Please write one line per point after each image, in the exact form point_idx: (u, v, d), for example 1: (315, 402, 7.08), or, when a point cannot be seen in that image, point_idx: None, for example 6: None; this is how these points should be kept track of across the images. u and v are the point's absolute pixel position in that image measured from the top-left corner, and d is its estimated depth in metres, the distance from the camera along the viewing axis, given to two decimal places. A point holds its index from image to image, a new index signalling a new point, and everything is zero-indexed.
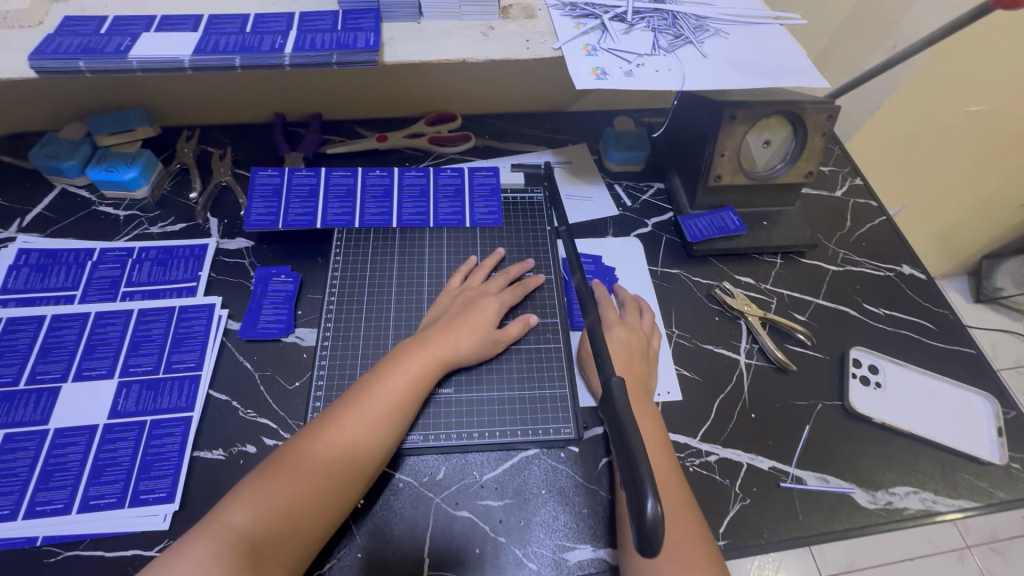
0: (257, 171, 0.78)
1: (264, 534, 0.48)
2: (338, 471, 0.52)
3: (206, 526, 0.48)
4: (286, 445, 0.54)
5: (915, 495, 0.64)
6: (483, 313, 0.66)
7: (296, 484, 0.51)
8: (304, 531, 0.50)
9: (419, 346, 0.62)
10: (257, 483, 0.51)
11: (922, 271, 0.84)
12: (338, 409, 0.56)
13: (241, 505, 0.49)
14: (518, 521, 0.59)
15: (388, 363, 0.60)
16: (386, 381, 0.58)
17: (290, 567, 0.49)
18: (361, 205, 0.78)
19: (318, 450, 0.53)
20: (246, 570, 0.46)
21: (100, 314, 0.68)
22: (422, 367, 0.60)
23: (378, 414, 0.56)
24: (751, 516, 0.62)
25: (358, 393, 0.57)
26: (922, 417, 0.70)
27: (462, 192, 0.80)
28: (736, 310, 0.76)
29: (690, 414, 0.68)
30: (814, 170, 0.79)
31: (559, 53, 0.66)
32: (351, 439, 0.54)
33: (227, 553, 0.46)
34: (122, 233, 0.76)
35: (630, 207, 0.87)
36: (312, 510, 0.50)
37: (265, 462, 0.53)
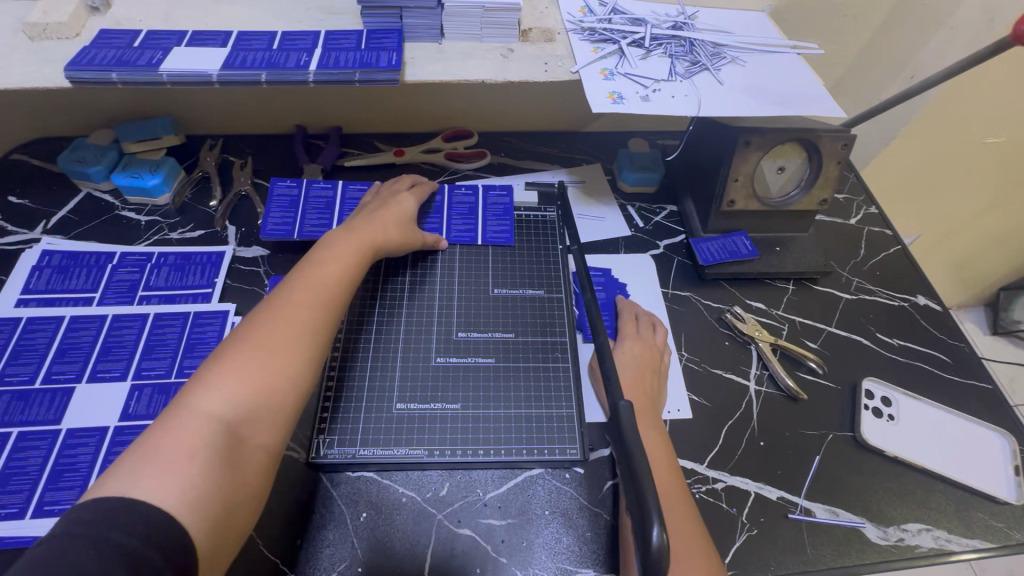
0: (276, 182, 0.80)
1: (236, 417, 0.48)
2: (299, 339, 0.54)
3: (165, 425, 0.46)
4: (233, 336, 0.53)
5: (928, 533, 0.63)
6: (400, 206, 0.74)
7: (251, 357, 0.51)
8: (275, 407, 0.50)
9: (345, 237, 0.66)
10: (213, 371, 0.49)
11: (938, 302, 0.83)
12: (278, 296, 0.57)
13: (205, 394, 0.48)
14: (520, 542, 0.58)
15: (318, 255, 0.63)
16: (324, 267, 0.62)
17: (266, 451, 0.49)
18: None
19: (275, 330, 0.53)
20: (224, 456, 0.46)
21: (117, 317, 0.70)
22: (354, 251, 0.65)
23: (325, 292, 0.59)
24: (757, 547, 0.61)
25: (297, 280, 0.59)
26: (936, 452, 0.68)
27: (476, 211, 0.81)
28: (746, 335, 0.76)
29: (697, 440, 0.68)
30: (828, 198, 0.79)
31: (577, 76, 0.67)
32: (304, 313, 0.56)
33: (202, 437, 0.45)
34: (142, 238, 0.78)
35: (642, 228, 0.87)
36: (283, 386, 0.51)
37: (212, 357, 0.51)
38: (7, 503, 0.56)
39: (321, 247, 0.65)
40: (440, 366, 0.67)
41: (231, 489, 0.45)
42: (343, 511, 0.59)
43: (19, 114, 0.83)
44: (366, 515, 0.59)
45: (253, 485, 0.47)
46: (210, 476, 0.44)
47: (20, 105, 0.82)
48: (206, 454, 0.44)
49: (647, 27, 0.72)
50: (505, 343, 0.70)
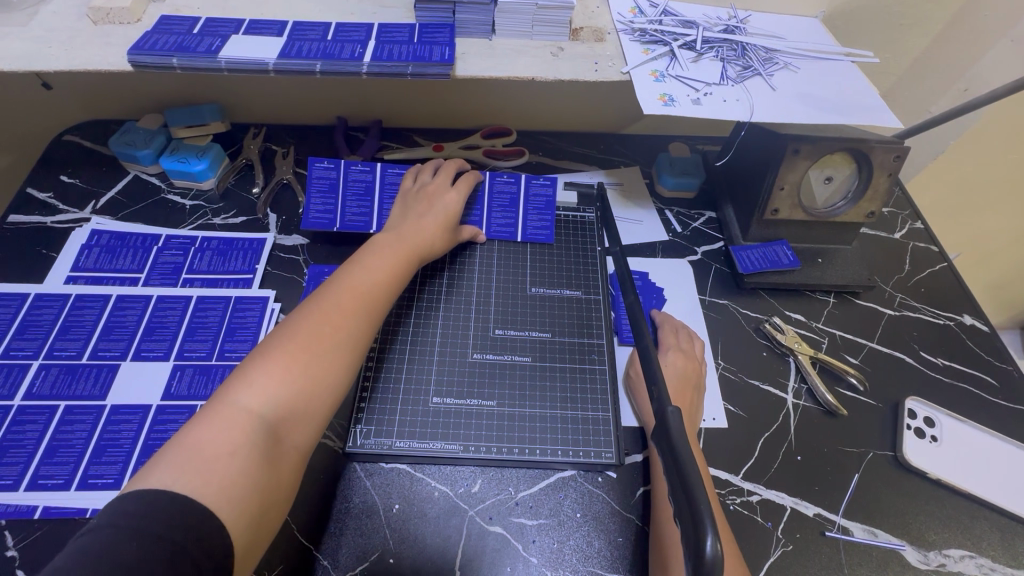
0: (313, 162, 0.77)
1: (278, 416, 0.48)
2: (344, 343, 0.54)
3: (210, 417, 0.46)
4: (278, 332, 0.53)
5: (971, 560, 0.61)
6: (446, 207, 0.73)
7: (294, 358, 0.51)
8: (314, 411, 0.51)
9: (392, 240, 0.66)
10: (258, 367, 0.50)
11: (985, 322, 0.80)
12: (324, 295, 0.57)
13: (251, 390, 0.48)
14: (551, 543, 0.58)
15: (365, 255, 0.63)
16: (372, 268, 0.61)
17: (301, 451, 0.50)
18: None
19: (321, 331, 0.53)
20: (265, 456, 0.46)
21: (161, 298, 0.71)
22: (401, 256, 0.65)
23: (370, 297, 0.59)
24: (793, 565, 0.59)
25: (344, 279, 0.59)
26: (982, 476, 0.66)
27: (517, 202, 0.80)
28: (785, 346, 0.74)
29: (732, 450, 0.66)
30: (876, 211, 0.77)
31: (627, 77, 0.66)
32: (350, 316, 0.56)
33: (246, 434, 0.46)
34: (187, 222, 0.80)
35: (680, 233, 0.86)
36: (325, 391, 0.51)
37: (258, 353, 0.51)
38: (53, 473, 0.57)
39: (371, 245, 0.65)
40: (477, 363, 0.67)
41: (267, 491, 0.45)
42: (376, 502, 0.59)
43: (74, 96, 0.85)
44: (398, 507, 0.59)
45: (286, 486, 0.48)
46: (249, 475, 0.44)
47: (76, 87, 0.84)
48: (248, 454, 0.45)
49: (699, 30, 0.71)
50: (541, 342, 0.70)
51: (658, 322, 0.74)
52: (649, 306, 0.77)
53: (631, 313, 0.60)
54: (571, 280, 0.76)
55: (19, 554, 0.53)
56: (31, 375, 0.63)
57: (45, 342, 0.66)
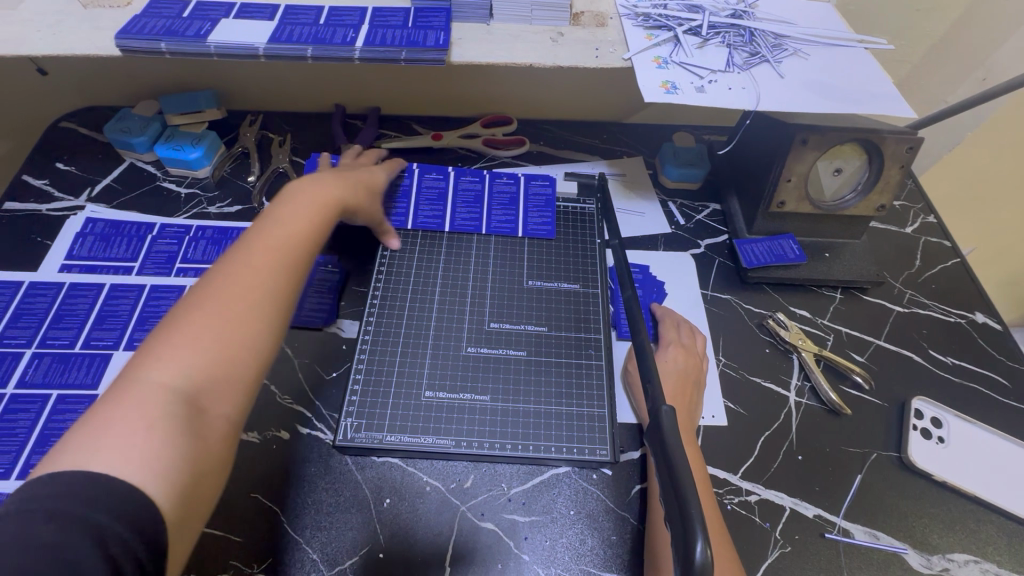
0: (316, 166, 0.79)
1: (199, 383, 0.44)
2: (265, 300, 0.50)
3: (116, 397, 0.41)
4: (187, 300, 0.48)
5: (975, 565, 0.59)
6: (366, 178, 0.71)
7: (207, 322, 0.46)
8: (240, 372, 0.46)
9: (314, 196, 0.62)
10: (169, 337, 0.45)
11: (997, 321, 0.78)
12: (237, 253, 0.53)
13: (161, 361, 0.43)
14: (543, 540, 0.57)
15: (278, 212, 0.59)
16: (288, 221, 0.57)
17: (230, 418, 0.45)
18: (414, 206, 0.78)
19: (238, 290, 0.49)
20: (190, 422, 0.42)
21: (155, 287, 0.70)
22: (323, 211, 0.61)
23: (290, 250, 0.55)
24: (790, 566, 0.58)
25: (258, 236, 0.55)
26: (989, 479, 0.64)
27: (516, 202, 0.80)
28: (789, 343, 0.73)
29: (732, 448, 0.65)
30: (886, 204, 0.74)
31: (629, 64, 0.64)
32: (270, 272, 0.52)
33: (164, 405, 0.41)
34: (182, 211, 0.79)
35: (683, 226, 0.84)
36: (249, 351, 0.47)
37: (166, 324, 0.46)
38: None
39: (284, 197, 0.61)
40: (471, 357, 0.66)
41: (198, 459, 0.41)
42: (366, 496, 0.59)
43: (69, 82, 0.84)
44: (389, 501, 0.59)
45: (218, 456, 0.43)
46: (177, 444, 0.40)
47: (71, 73, 0.83)
48: (170, 423, 0.40)
49: (705, 14, 0.68)
50: (537, 336, 0.68)
51: (655, 316, 0.73)
52: (648, 300, 0.75)
53: (629, 308, 0.59)
54: (571, 272, 0.74)
55: None
56: (23, 363, 0.63)
57: (38, 330, 0.66)
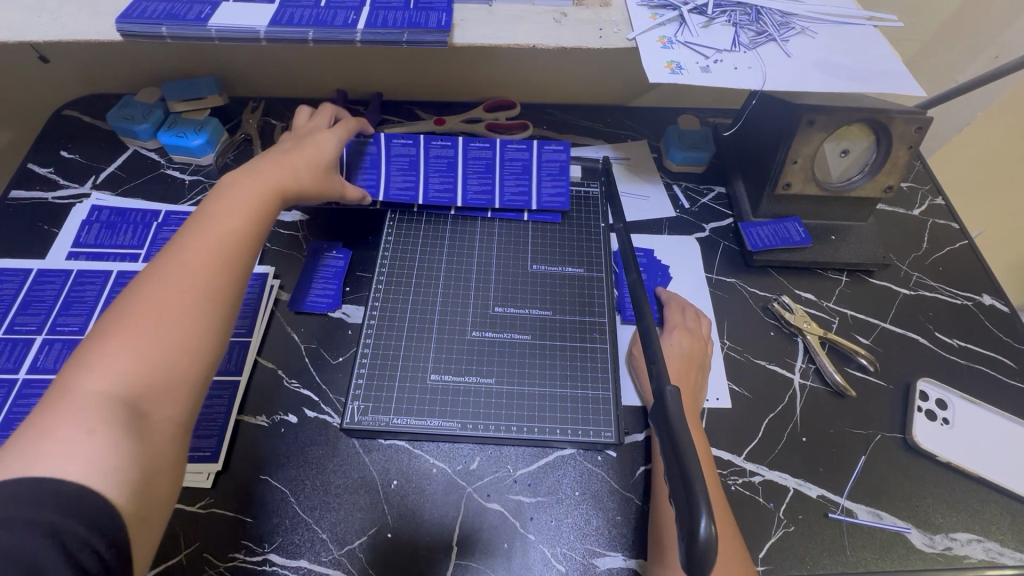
0: None
1: (137, 389, 0.43)
2: (202, 299, 0.49)
3: (49, 411, 0.39)
4: (116, 307, 0.46)
5: (978, 544, 0.60)
6: (321, 150, 0.68)
7: (143, 323, 0.45)
8: (182, 375, 0.45)
9: (254, 186, 0.59)
10: (103, 345, 0.43)
11: (1005, 303, 0.77)
12: (170, 252, 0.50)
13: (95, 370, 0.42)
14: (549, 520, 0.58)
15: (215, 206, 0.56)
16: (224, 215, 0.55)
17: (177, 420, 0.45)
18: (424, 178, 0.76)
19: (171, 291, 0.48)
20: (131, 429, 0.41)
21: None
22: (263, 202, 0.59)
23: (228, 246, 0.53)
24: (794, 545, 0.59)
25: (193, 233, 0.53)
26: (993, 460, 0.64)
27: (529, 171, 0.77)
28: (794, 326, 0.72)
29: (736, 430, 0.65)
30: (894, 185, 0.74)
31: (634, 44, 0.63)
32: (207, 271, 0.50)
33: (100, 415, 0.40)
34: (186, 198, 0.79)
35: (688, 209, 0.83)
36: (191, 352, 0.46)
37: (99, 331, 0.45)
38: None
39: (226, 188, 0.59)
40: (475, 341, 0.66)
41: (145, 462, 0.40)
42: (375, 478, 0.59)
43: (72, 69, 0.84)
44: (396, 483, 0.59)
45: (169, 459, 0.43)
46: (118, 452, 0.39)
47: (73, 59, 0.82)
48: (107, 431, 0.39)
49: None
50: (542, 320, 0.68)
51: (660, 299, 0.73)
52: (651, 284, 0.75)
53: (635, 292, 0.59)
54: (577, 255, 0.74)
55: None
56: (34, 349, 0.64)
57: (47, 317, 0.66)
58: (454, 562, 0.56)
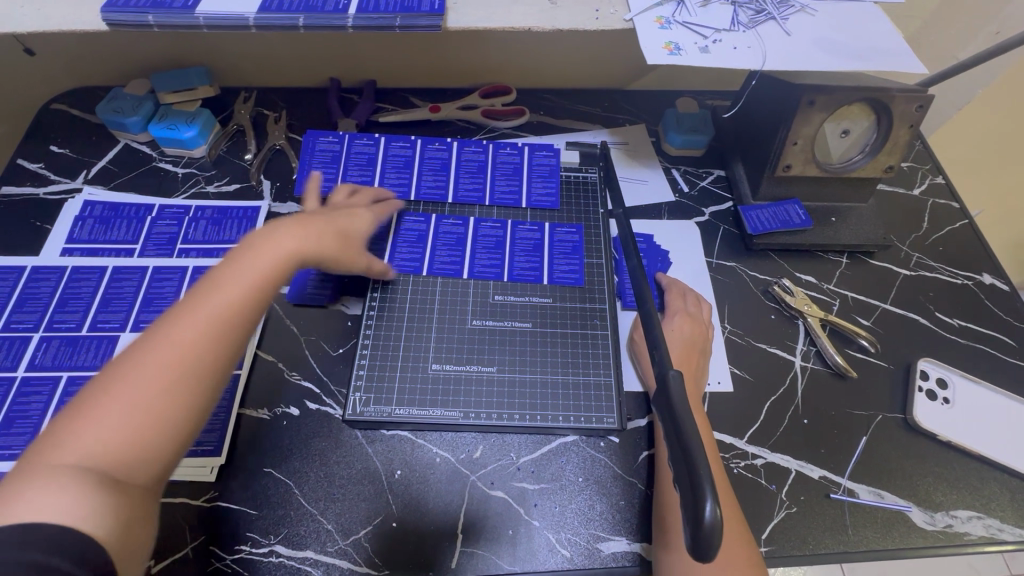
0: (318, 137, 0.77)
1: (110, 457, 0.40)
2: (192, 366, 0.44)
3: (25, 470, 0.38)
4: (107, 366, 0.44)
5: (978, 520, 0.60)
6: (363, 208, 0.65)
7: (146, 378, 0.43)
8: (159, 444, 0.42)
9: (277, 236, 0.54)
10: (85, 405, 0.41)
11: (1005, 282, 0.77)
12: (174, 308, 0.47)
13: (71, 434, 0.40)
14: (553, 506, 0.58)
15: (233, 256, 0.52)
16: (239, 270, 0.50)
17: (151, 483, 0.42)
18: (430, 252, 0.71)
19: (170, 355, 0.44)
20: (98, 496, 0.38)
21: (157, 269, 0.70)
22: (283, 253, 0.53)
23: (233, 307, 0.48)
24: (797, 526, 0.59)
25: (201, 288, 0.48)
26: (993, 438, 0.65)
27: (541, 248, 0.72)
28: (795, 309, 0.72)
29: (738, 413, 0.66)
30: (895, 165, 0.73)
31: (630, 25, 0.62)
32: (203, 333, 0.46)
33: (68, 478, 0.38)
34: (180, 191, 0.78)
35: (687, 193, 0.83)
36: (170, 419, 0.43)
37: (92, 383, 0.43)
38: None
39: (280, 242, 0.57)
40: (476, 330, 0.66)
41: (111, 521, 0.38)
42: (378, 468, 0.59)
43: (58, 61, 0.82)
44: (400, 473, 0.59)
45: (139, 527, 0.40)
46: (79, 519, 0.37)
47: (60, 51, 0.81)
48: (72, 491, 0.37)
49: None
50: (542, 308, 0.68)
51: (661, 284, 0.72)
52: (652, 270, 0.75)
53: (635, 277, 0.58)
54: (578, 239, 0.73)
55: None
56: (32, 347, 0.64)
57: (44, 314, 0.66)
58: (459, 550, 0.56)
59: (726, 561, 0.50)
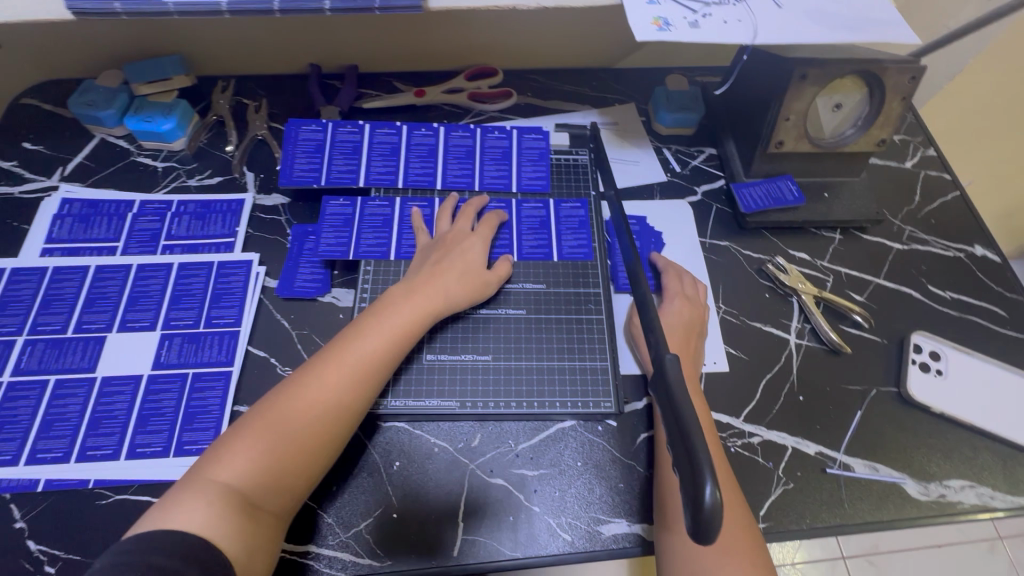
0: (300, 125, 0.74)
1: (253, 485, 0.48)
2: (324, 419, 0.52)
3: (188, 481, 0.48)
4: (256, 407, 0.53)
5: (971, 489, 0.61)
6: (466, 253, 0.66)
7: (278, 426, 0.51)
8: (291, 480, 0.50)
9: (406, 299, 0.61)
10: (238, 437, 0.50)
11: (996, 253, 0.77)
12: (316, 361, 0.55)
13: (226, 460, 0.49)
14: (552, 492, 0.59)
15: (369, 317, 0.59)
16: (373, 333, 0.57)
17: (280, 511, 0.50)
18: (397, 235, 0.70)
19: (302, 407, 0.52)
20: (239, 516, 0.46)
21: (141, 267, 0.69)
22: (409, 319, 0.59)
23: (364, 370, 0.55)
24: (794, 501, 0.60)
25: (339, 347, 0.56)
26: (984, 408, 0.66)
27: (548, 225, 0.72)
28: (789, 287, 0.72)
29: (734, 392, 0.66)
30: (887, 138, 0.72)
31: (618, 1, 0.60)
32: (337, 389, 0.53)
33: (218, 498, 0.47)
34: (161, 185, 0.76)
35: (679, 173, 0.82)
36: (301, 460, 0.51)
37: (245, 416, 0.52)
38: (50, 447, 0.58)
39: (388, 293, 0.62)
40: (471, 319, 0.65)
41: (244, 541, 0.46)
42: (376, 461, 0.59)
43: (25, 53, 0.79)
44: (399, 464, 0.59)
45: (265, 549, 0.48)
46: (220, 535, 0.45)
47: (26, 43, 0.78)
48: (219, 511, 0.46)
49: None
50: (536, 294, 0.68)
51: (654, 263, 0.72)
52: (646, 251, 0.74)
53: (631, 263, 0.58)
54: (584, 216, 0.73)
55: (29, 526, 0.54)
56: (17, 351, 0.62)
57: (27, 317, 0.64)
58: (461, 538, 0.56)
59: (726, 538, 0.50)
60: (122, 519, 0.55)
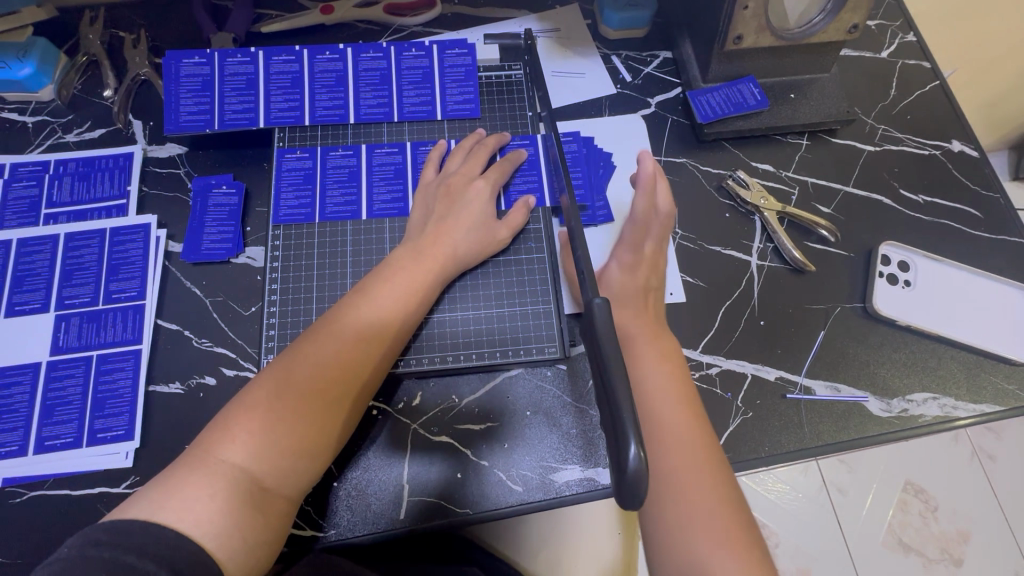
0: (180, 58, 0.64)
1: (263, 469, 0.43)
2: (337, 395, 0.47)
3: (186, 467, 0.42)
4: (262, 377, 0.47)
5: (934, 402, 0.59)
6: (475, 199, 0.58)
7: (288, 401, 0.45)
8: (304, 464, 0.45)
9: (417, 256, 0.54)
10: (242, 416, 0.45)
11: (974, 147, 0.71)
12: (326, 329, 0.49)
13: (228, 438, 0.44)
14: (501, 443, 0.56)
15: (376, 280, 0.53)
16: (384, 298, 0.52)
17: (291, 495, 0.45)
18: (320, 193, 0.62)
19: (312, 380, 0.47)
20: (245, 507, 0.42)
21: (22, 241, 0.61)
22: (422, 281, 0.53)
23: (379, 339, 0.50)
24: (752, 431, 0.57)
25: (351, 312, 0.50)
26: (950, 317, 0.62)
27: None
28: (751, 204, 0.66)
29: (692, 324, 0.62)
30: (861, 24, 0.63)
31: None
32: (349, 362, 0.48)
33: (222, 488, 0.42)
34: (34, 144, 0.66)
35: (630, 83, 0.72)
36: (315, 439, 0.46)
37: (249, 388, 0.47)
38: None
39: (397, 251, 0.56)
40: None
41: (248, 534, 0.41)
42: None
43: None
44: None
45: (271, 539, 0.43)
46: (219, 524, 0.40)
47: None
48: (223, 502, 0.41)
49: None
50: None
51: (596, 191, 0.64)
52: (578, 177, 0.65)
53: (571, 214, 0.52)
54: (533, 154, 0.64)
55: None
56: None
57: None
58: (408, 501, 0.53)
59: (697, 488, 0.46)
60: (38, 514, 0.52)
